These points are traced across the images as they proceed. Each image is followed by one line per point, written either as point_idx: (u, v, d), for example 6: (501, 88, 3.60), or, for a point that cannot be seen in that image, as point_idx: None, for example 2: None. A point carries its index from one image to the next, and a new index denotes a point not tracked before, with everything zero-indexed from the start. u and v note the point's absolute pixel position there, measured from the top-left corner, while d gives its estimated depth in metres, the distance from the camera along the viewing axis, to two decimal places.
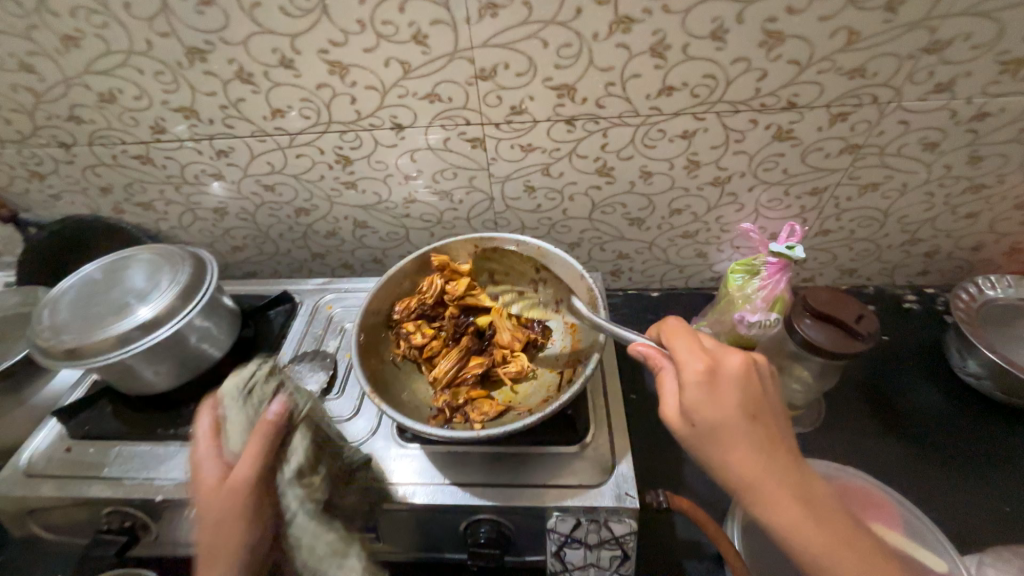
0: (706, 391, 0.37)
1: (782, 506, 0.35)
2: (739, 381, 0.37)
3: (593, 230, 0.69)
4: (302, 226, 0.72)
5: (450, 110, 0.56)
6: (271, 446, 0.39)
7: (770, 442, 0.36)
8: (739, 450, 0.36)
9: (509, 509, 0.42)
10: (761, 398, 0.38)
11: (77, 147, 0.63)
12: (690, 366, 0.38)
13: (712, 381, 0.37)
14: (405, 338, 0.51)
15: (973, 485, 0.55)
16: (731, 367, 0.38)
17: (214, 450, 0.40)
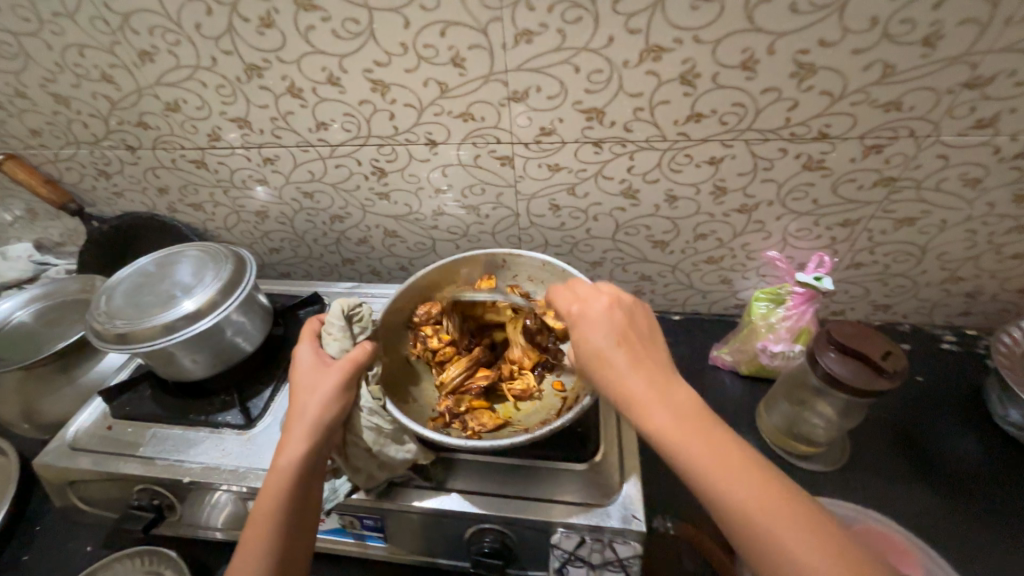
0: (581, 332, 0.41)
1: (649, 414, 0.35)
2: (603, 316, 0.41)
3: (616, 250, 0.70)
4: (336, 232, 0.75)
5: (482, 129, 0.58)
6: (345, 402, 0.42)
7: (637, 357, 0.38)
8: (611, 370, 0.38)
9: (515, 522, 0.43)
10: (628, 323, 0.41)
11: (142, 150, 0.68)
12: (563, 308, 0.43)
13: (584, 325, 0.41)
14: (422, 340, 0.52)
15: (1016, 544, 0.51)
16: (597, 308, 0.42)
17: (303, 387, 0.42)
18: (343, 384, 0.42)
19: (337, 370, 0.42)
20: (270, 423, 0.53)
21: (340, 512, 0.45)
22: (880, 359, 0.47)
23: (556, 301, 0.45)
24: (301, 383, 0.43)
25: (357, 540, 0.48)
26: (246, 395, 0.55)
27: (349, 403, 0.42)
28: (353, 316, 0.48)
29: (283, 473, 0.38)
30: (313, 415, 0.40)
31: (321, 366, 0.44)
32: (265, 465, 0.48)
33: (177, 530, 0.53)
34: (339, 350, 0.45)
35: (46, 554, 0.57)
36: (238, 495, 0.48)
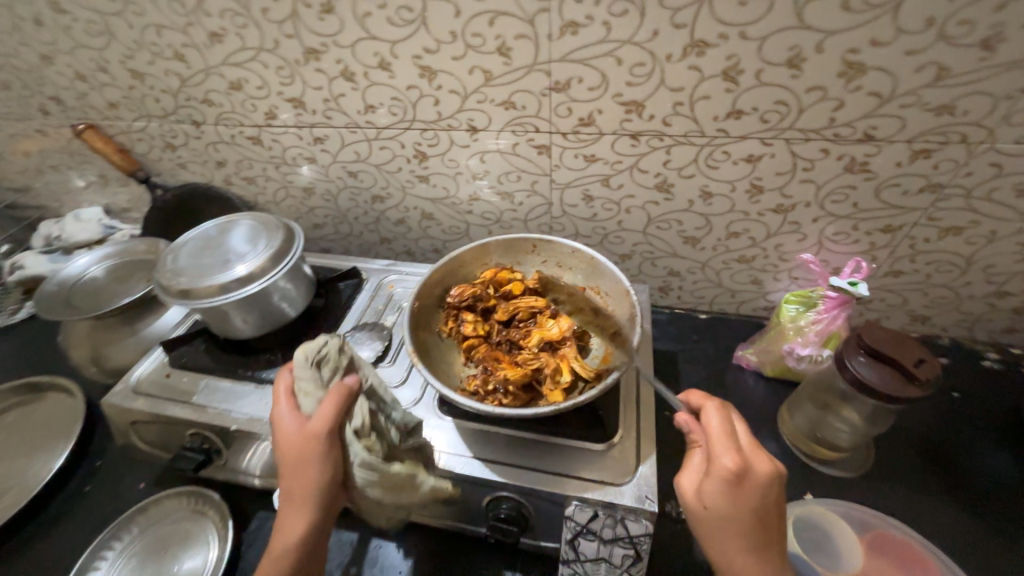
0: (727, 491, 0.37)
1: None
2: (758, 486, 0.37)
3: (646, 244, 0.70)
4: (376, 212, 0.79)
5: (522, 118, 0.60)
6: (334, 472, 0.39)
7: (765, 546, 0.37)
8: (717, 526, 0.37)
9: (530, 491, 0.45)
10: (774, 506, 0.38)
11: (205, 125, 0.74)
12: (719, 460, 0.38)
13: (734, 483, 0.37)
14: (455, 317, 0.54)
15: None
16: (757, 477, 0.37)
17: (286, 460, 0.40)
18: (326, 453, 0.39)
19: (314, 438, 0.39)
20: None
21: None
22: (912, 367, 0.46)
23: (706, 424, 0.41)
24: (283, 457, 0.39)
25: None
26: (288, 357, 0.60)
27: (337, 472, 0.39)
28: (320, 362, 0.44)
29: (283, 548, 0.38)
30: (302, 491, 0.38)
31: (301, 428, 0.40)
32: None
33: (221, 474, 0.58)
34: (313, 406, 0.41)
35: (108, 486, 0.64)
36: None
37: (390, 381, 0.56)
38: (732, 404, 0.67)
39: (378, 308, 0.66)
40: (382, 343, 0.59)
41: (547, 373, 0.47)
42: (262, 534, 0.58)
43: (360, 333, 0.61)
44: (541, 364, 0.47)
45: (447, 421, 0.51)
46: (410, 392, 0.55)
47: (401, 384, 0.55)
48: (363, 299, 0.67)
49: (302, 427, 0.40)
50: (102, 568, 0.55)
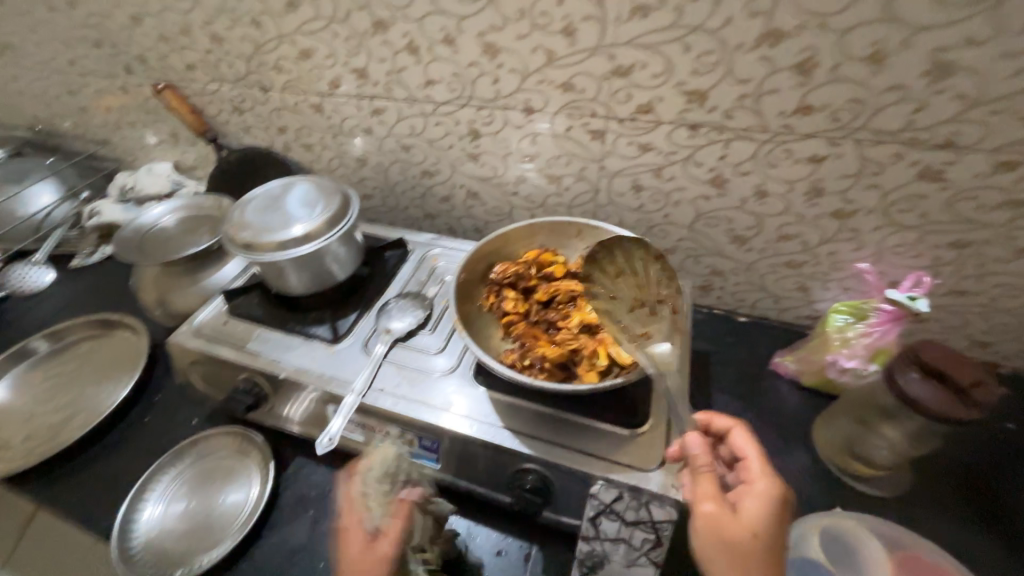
0: (773, 515, 0.39)
1: None
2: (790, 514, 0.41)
3: (691, 240, 0.69)
4: (423, 187, 0.81)
5: (579, 101, 0.60)
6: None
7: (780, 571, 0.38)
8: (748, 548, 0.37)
9: (557, 466, 0.47)
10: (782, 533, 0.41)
11: (272, 91, 0.77)
12: (764, 486, 0.41)
13: (778, 506, 0.40)
14: (496, 294, 0.55)
15: None
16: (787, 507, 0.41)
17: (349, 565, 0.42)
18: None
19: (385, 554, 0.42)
20: (352, 342, 0.60)
21: (402, 428, 0.52)
22: (967, 390, 0.45)
23: (746, 450, 0.44)
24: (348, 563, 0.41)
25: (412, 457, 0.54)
26: (334, 316, 0.63)
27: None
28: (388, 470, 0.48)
29: None
30: None
31: (369, 540, 0.43)
32: (346, 376, 0.56)
33: (265, 419, 0.63)
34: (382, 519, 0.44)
35: (163, 419, 0.70)
36: (321, 398, 0.56)
37: (428, 348, 0.58)
38: (765, 410, 0.65)
39: (421, 279, 0.68)
40: (424, 312, 0.62)
41: (584, 355, 0.48)
42: (298, 479, 0.62)
43: (403, 300, 0.63)
44: (579, 345, 0.48)
45: (480, 390, 0.53)
46: (447, 361, 0.57)
47: (438, 352, 0.58)
48: (407, 269, 0.69)
49: (371, 542, 0.42)
50: (158, 489, 0.61)
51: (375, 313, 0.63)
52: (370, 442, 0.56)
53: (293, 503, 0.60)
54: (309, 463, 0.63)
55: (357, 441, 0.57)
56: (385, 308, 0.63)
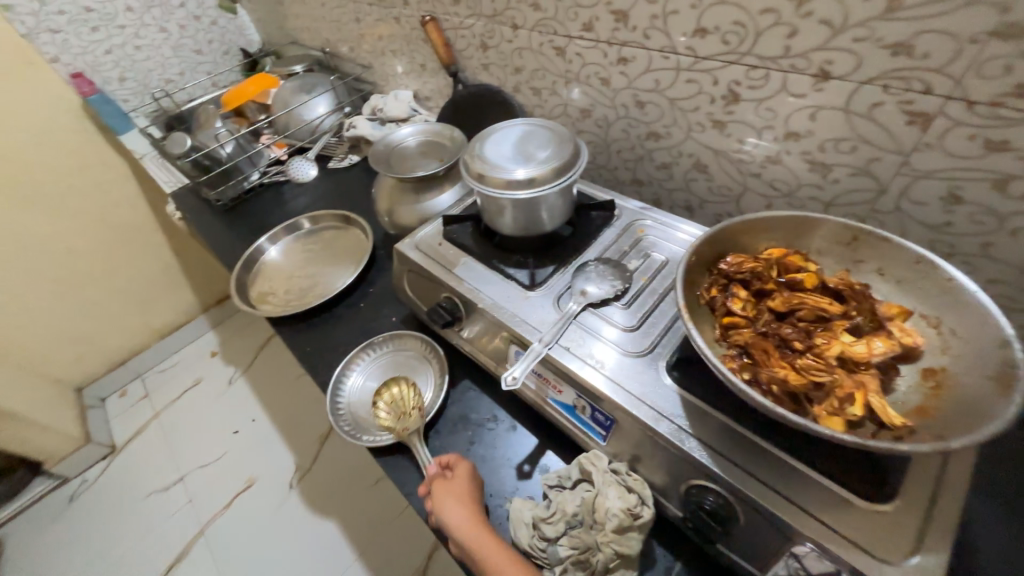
0: (462, 482, 0.54)
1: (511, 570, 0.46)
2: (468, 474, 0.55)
3: (1012, 286, 0.49)
4: (643, 150, 0.74)
5: (911, 70, 0.45)
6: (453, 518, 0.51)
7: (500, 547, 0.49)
8: (482, 523, 0.50)
9: (752, 503, 0.40)
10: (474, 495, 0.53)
11: (522, 29, 0.78)
12: (460, 464, 0.56)
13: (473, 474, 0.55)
14: (722, 287, 0.48)
15: None
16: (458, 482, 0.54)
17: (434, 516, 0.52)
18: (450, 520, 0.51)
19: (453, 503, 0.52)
20: (546, 294, 0.60)
21: (579, 393, 0.51)
22: None
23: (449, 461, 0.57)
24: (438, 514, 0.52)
25: (579, 425, 0.54)
26: (534, 263, 0.63)
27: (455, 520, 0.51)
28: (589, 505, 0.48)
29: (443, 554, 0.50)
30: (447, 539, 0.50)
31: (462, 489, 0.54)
32: (535, 324, 0.56)
33: (450, 337, 0.69)
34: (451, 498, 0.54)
35: (372, 308, 0.83)
36: (507, 336, 0.58)
37: (621, 323, 0.55)
38: None
39: (624, 247, 0.64)
40: (623, 284, 0.58)
41: (830, 394, 0.38)
42: (463, 400, 0.68)
43: (603, 266, 0.60)
44: (826, 381, 0.38)
45: (674, 387, 0.48)
46: (639, 342, 0.52)
47: (631, 329, 0.54)
48: (611, 233, 0.66)
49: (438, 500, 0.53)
50: (362, 363, 0.74)
51: (573, 271, 0.61)
52: (541, 394, 0.57)
53: (456, 418, 0.66)
54: (475, 390, 0.68)
55: (527, 388, 0.58)
56: (583, 269, 0.61)
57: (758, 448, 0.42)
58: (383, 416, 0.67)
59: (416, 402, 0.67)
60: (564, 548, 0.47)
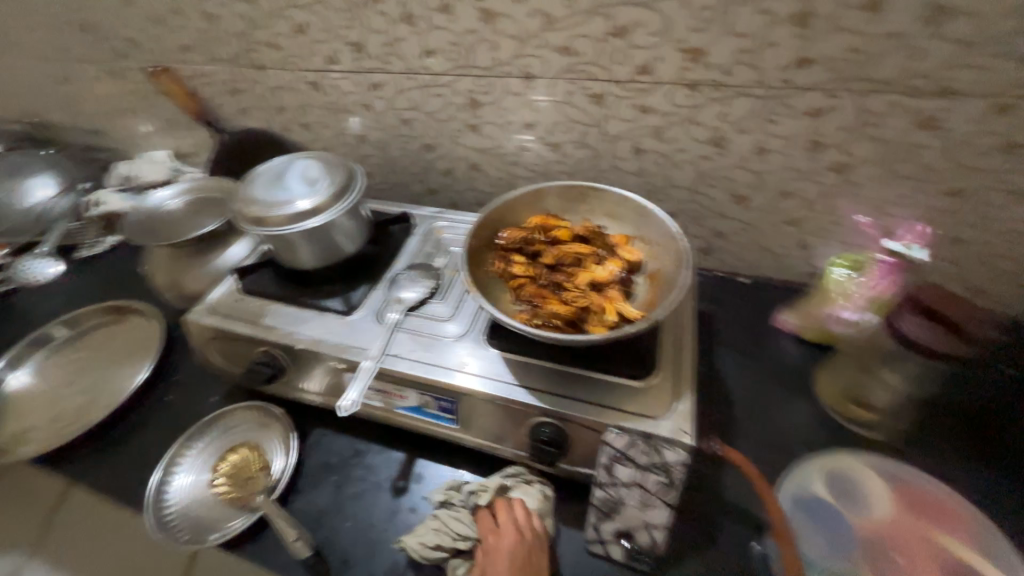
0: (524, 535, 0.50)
1: None
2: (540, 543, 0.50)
3: (693, 202, 0.70)
4: (424, 161, 0.81)
5: (578, 65, 0.60)
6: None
7: None
8: None
9: (571, 419, 0.49)
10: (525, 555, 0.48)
11: (268, 69, 0.77)
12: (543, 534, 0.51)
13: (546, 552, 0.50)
14: (504, 259, 0.56)
15: None
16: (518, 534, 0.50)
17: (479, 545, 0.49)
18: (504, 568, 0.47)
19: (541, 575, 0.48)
20: (365, 313, 0.61)
21: (419, 391, 0.54)
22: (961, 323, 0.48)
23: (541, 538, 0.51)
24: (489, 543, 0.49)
25: (430, 420, 0.56)
26: (346, 288, 0.64)
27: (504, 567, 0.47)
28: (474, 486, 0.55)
29: None
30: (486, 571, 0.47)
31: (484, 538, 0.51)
32: (361, 344, 0.57)
33: (283, 391, 0.64)
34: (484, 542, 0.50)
35: (184, 397, 0.72)
36: (338, 367, 0.57)
37: (440, 315, 0.60)
38: (765, 364, 0.67)
39: (428, 250, 0.69)
40: (433, 281, 0.63)
41: (593, 312, 0.49)
42: (319, 448, 0.65)
43: (412, 272, 0.64)
44: (587, 303, 0.49)
45: (494, 352, 0.54)
46: (459, 326, 0.58)
47: (449, 318, 0.59)
48: (414, 242, 0.70)
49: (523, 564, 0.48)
50: (187, 460, 0.64)
51: (386, 285, 0.64)
52: (389, 408, 0.58)
53: (316, 470, 0.62)
54: (328, 434, 0.66)
55: (375, 408, 0.59)
56: (395, 280, 0.64)
57: (564, 374, 0.51)
58: (226, 488, 0.60)
59: (262, 464, 0.62)
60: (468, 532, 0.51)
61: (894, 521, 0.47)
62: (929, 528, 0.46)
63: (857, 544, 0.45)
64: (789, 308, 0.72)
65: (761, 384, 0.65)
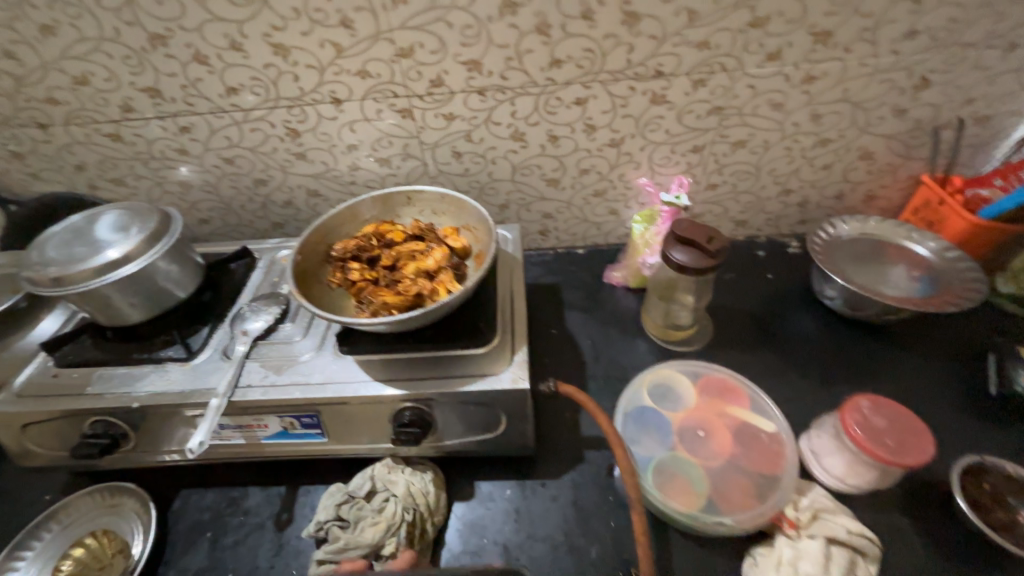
0: None
1: None
2: None
3: (517, 191, 0.80)
4: (261, 197, 0.81)
5: (379, 85, 0.66)
6: None
7: None
8: None
9: (427, 397, 0.54)
10: None
11: (53, 126, 0.71)
12: None
13: None
14: (341, 269, 0.59)
15: (834, 384, 0.66)
16: None
17: None
18: None
19: None
20: (210, 354, 0.59)
21: (279, 415, 0.55)
22: (706, 243, 0.60)
23: None
24: None
25: (299, 440, 0.57)
26: (185, 334, 0.61)
27: None
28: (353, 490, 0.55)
29: None
30: None
31: None
32: (209, 384, 0.56)
33: (132, 460, 0.59)
34: None
35: (5, 505, 0.62)
36: (187, 413, 0.55)
37: (292, 337, 0.60)
38: (605, 315, 0.79)
39: (274, 280, 0.69)
40: (281, 307, 0.63)
41: (425, 295, 0.54)
42: (187, 510, 0.60)
43: (256, 302, 0.64)
44: (419, 289, 0.54)
45: (348, 359, 0.57)
46: (312, 342, 0.59)
47: (302, 336, 0.60)
48: (257, 275, 0.70)
49: None
50: (21, 570, 0.55)
51: (229, 321, 0.63)
52: (253, 441, 0.57)
53: (188, 532, 0.58)
54: (195, 492, 0.62)
55: (239, 445, 0.58)
56: (239, 314, 0.63)
57: (414, 357, 0.55)
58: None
59: (120, 547, 0.57)
60: (368, 539, 0.51)
61: (696, 407, 0.59)
62: (719, 405, 0.59)
63: (673, 433, 0.57)
64: (617, 265, 0.85)
65: (603, 332, 0.76)
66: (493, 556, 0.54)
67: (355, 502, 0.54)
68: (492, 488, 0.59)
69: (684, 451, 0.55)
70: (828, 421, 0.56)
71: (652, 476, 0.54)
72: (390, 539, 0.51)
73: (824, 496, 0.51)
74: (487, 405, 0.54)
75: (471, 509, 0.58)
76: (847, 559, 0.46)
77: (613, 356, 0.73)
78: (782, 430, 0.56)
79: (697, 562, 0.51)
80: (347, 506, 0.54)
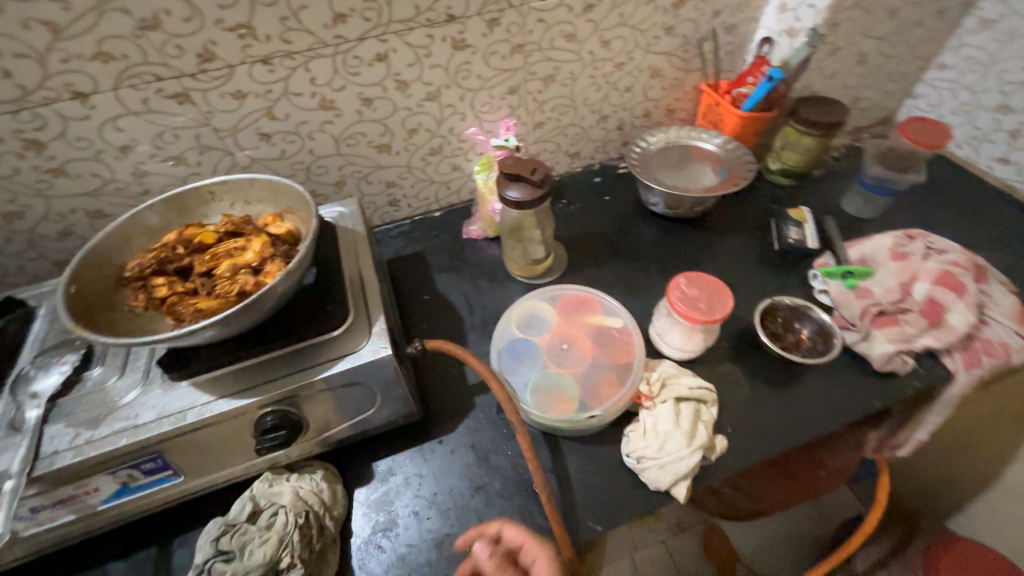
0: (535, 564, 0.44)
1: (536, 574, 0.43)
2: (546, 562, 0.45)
3: (349, 164, 0.75)
4: (23, 233, 0.65)
5: (132, 68, 0.56)
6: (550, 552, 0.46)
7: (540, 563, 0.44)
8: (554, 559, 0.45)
9: (285, 396, 0.50)
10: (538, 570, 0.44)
11: None
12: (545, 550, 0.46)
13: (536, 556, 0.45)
14: (143, 289, 0.51)
15: (669, 275, 0.76)
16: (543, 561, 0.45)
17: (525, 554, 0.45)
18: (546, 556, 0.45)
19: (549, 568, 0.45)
20: None
21: (108, 472, 0.46)
22: (532, 175, 0.63)
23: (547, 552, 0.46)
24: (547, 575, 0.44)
25: (149, 491, 0.50)
26: None
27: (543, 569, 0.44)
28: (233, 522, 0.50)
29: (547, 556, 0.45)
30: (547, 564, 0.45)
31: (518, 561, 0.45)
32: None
33: None
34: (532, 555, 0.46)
35: None
36: None
37: (102, 382, 0.51)
38: (472, 268, 0.80)
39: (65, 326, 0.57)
40: (80, 353, 0.53)
41: (249, 290, 0.49)
42: None
43: (44, 356, 0.53)
44: (240, 286, 0.49)
45: (181, 385, 0.49)
46: (130, 381, 0.51)
47: (116, 378, 0.51)
48: (40, 326, 0.57)
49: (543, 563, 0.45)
50: None
51: (10, 388, 0.51)
52: (88, 513, 0.48)
53: None
54: None
55: (70, 524, 0.48)
56: (21, 376, 0.51)
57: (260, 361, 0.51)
58: None
59: None
60: (258, 559, 0.46)
61: (560, 326, 0.64)
62: (578, 317, 0.65)
63: (543, 354, 0.61)
64: (473, 219, 0.86)
65: (473, 285, 0.78)
66: (405, 524, 0.54)
67: (237, 532, 0.49)
68: (390, 463, 0.58)
69: (554, 366, 0.60)
70: (662, 306, 0.65)
71: (530, 397, 0.57)
72: (284, 551, 0.47)
73: (669, 367, 0.60)
74: (355, 384, 0.52)
75: (373, 490, 0.57)
76: (692, 409, 0.55)
77: (485, 305, 0.75)
78: (630, 323, 0.63)
79: (584, 458, 0.56)
80: (227, 537, 0.48)
